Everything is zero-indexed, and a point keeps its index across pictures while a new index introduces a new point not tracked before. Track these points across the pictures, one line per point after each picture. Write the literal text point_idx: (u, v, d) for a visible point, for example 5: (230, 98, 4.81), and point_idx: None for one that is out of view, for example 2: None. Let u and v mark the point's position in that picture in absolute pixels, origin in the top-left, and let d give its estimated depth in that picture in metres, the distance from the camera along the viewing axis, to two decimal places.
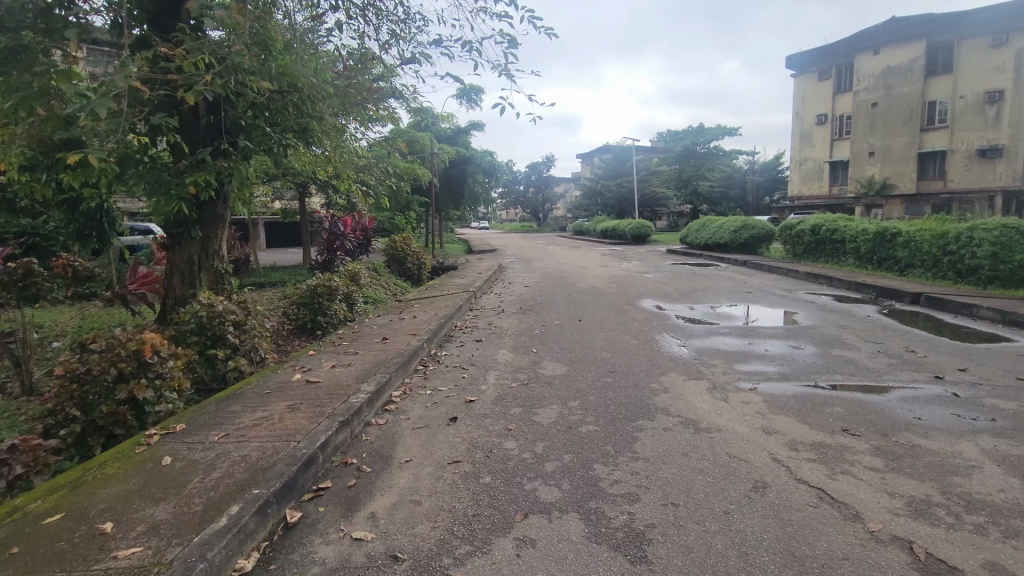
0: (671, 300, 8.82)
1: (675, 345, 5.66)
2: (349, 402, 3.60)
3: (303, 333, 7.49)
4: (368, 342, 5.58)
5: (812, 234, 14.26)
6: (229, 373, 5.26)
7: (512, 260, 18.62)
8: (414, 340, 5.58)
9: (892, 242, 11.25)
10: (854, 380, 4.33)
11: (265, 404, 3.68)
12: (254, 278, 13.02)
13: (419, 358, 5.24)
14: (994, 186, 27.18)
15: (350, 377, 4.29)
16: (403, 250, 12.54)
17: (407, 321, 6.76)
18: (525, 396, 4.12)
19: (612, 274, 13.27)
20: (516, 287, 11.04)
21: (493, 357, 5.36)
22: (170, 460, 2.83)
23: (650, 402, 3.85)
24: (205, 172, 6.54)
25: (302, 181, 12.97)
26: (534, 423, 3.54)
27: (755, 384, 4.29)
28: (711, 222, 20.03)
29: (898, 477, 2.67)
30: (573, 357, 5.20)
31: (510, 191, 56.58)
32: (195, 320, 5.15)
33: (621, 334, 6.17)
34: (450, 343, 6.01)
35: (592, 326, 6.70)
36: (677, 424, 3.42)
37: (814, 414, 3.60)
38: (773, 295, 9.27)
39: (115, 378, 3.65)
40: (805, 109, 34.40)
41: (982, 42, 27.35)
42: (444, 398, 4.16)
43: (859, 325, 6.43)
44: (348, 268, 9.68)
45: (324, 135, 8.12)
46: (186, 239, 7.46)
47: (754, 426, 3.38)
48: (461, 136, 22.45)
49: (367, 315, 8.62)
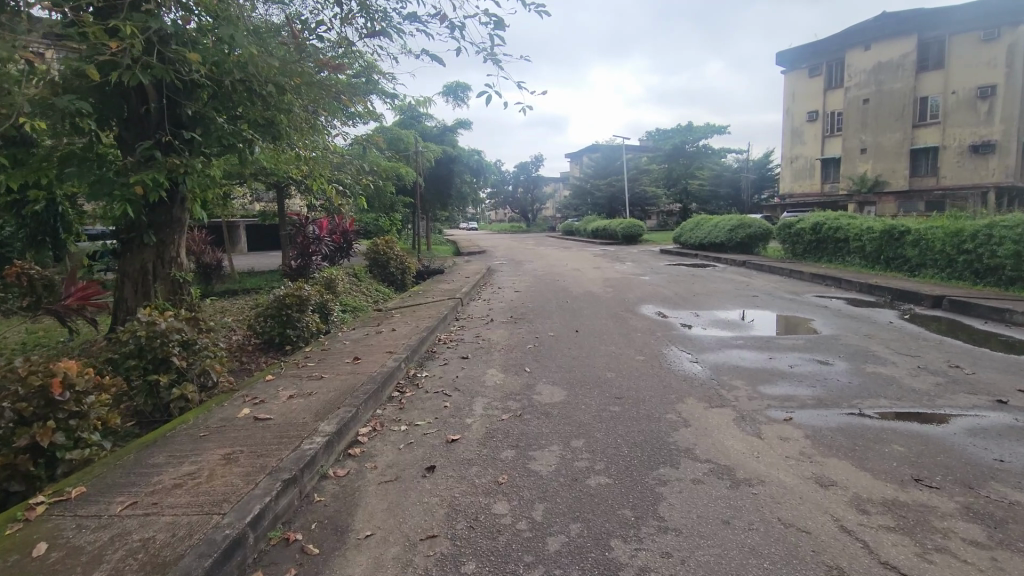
0: (673, 306, 8.19)
1: (687, 362, 5.01)
2: (299, 451, 2.90)
3: (270, 348, 6.79)
4: (337, 363, 4.87)
5: (813, 233, 13.71)
6: (174, 403, 4.51)
7: (501, 263, 17.95)
8: (390, 360, 4.87)
9: (900, 241, 10.71)
10: (904, 407, 3.69)
11: (197, 454, 2.96)
12: (228, 285, 12.24)
13: (395, 382, 4.54)
14: (986, 182, 26.91)
15: (307, 412, 3.58)
16: (386, 254, 11.80)
17: (384, 336, 6.05)
18: (518, 433, 3.44)
19: (607, 276, 12.65)
20: (506, 292, 10.37)
21: (480, 378, 4.67)
22: (46, 549, 2.11)
23: (671, 440, 3.19)
24: (154, 169, 5.77)
25: (278, 181, 12.21)
26: (531, 474, 2.86)
27: (790, 413, 3.64)
28: (706, 221, 19.48)
29: (1014, 560, 2.03)
30: (572, 379, 4.53)
31: (498, 191, 55.87)
32: (133, 342, 4.39)
33: (625, 348, 5.51)
34: (431, 361, 5.31)
35: (591, 338, 6.05)
36: (708, 474, 2.76)
37: (872, 455, 2.96)
38: (781, 299, 8.66)
39: (12, 423, 2.85)
40: (796, 106, 34.01)
41: (973, 38, 27.09)
42: (420, 437, 3.46)
43: (886, 334, 5.83)
44: (324, 275, 8.92)
45: (293, 130, 7.38)
46: (138, 245, 6.73)
47: (805, 475, 2.73)
48: (447, 134, 21.76)
49: (343, 326, 7.91)
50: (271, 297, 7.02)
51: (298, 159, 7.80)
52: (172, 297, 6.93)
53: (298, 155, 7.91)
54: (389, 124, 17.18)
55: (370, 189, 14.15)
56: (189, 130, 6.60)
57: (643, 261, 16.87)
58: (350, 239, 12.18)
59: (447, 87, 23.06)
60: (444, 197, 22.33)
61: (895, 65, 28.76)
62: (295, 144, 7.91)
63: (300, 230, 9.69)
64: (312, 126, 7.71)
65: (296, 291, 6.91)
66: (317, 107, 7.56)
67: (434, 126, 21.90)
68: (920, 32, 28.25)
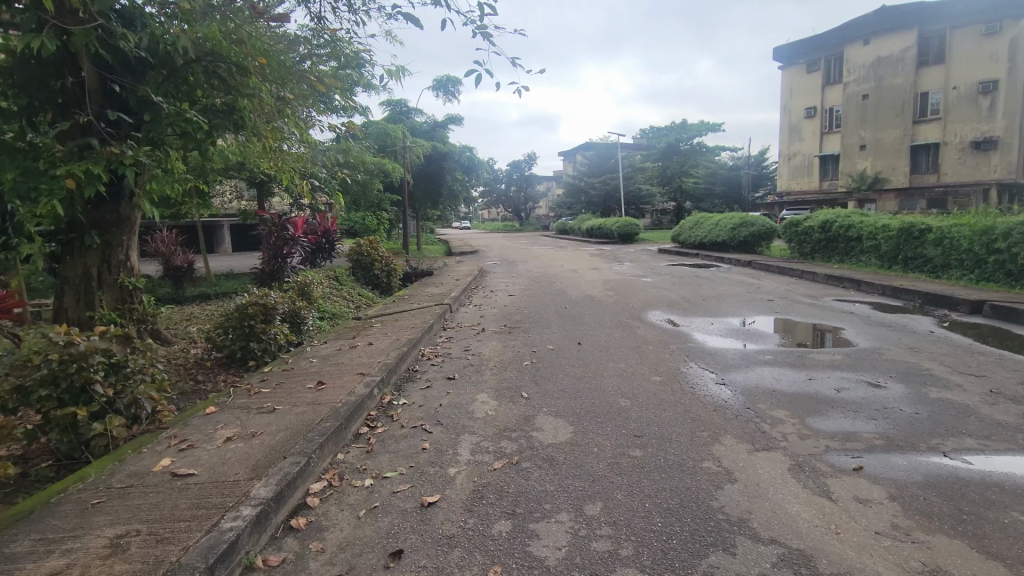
0: (683, 312, 7.44)
1: (711, 383, 4.27)
2: (214, 536, 2.12)
3: (232, 363, 6.02)
4: (297, 389, 4.06)
5: (822, 231, 13.03)
6: (97, 443, 3.65)
7: (494, 263, 17.19)
8: (360, 385, 4.07)
9: (920, 240, 10.02)
10: (997, 450, 2.94)
11: (77, 539, 2.16)
12: (200, 288, 11.45)
13: (365, 415, 3.75)
14: (989, 179, 26.34)
15: (243, 464, 2.79)
16: (370, 255, 11.02)
17: (358, 351, 5.25)
18: (515, 491, 2.67)
19: (607, 278, 11.93)
20: (499, 296, 9.60)
21: (467, 407, 3.90)
22: None
23: (716, 507, 2.43)
24: (88, 161, 4.92)
25: (253, 176, 11.43)
26: (534, 564, 2.09)
27: (858, 459, 2.88)
28: (707, 219, 18.77)
29: None
30: (579, 408, 3.76)
31: (490, 190, 55.06)
32: (43, 368, 3.50)
33: (637, 365, 4.75)
34: (411, 384, 4.52)
35: (597, 352, 5.31)
36: (778, 566, 2.00)
37: (990, 530, 2.21)
38: (798, 304, 7.94)
39: None
40: (794, 102, 33.41)
41: (975, 31, 26.54)
42: (387, 497, 2.67)
43: (934, 347, 5.09)
44: (298, 279, 8.11)
45: (262, 122, 6.58)
46: (80, 247, 5.86)
47: (912, 569, 1.98)
48: (438, 130, 21.01)
49: (318, 337, 7.15)
50: (232, 305, 6.21)
51: (268, 155, 6.98)
52: (120, 306, 6.09)
53: (266, 151, 7.09)
54: (375, 119, 16.42)
55: (351, 186, 13.34)
56: (138, 115, 5.75)
57: (643, 261, 16.15)
58: (333, 240, 11.43)
59: (438, 80, 22.34)
60: (435, 195, 21.56)
61: (894, 60, 28.20)
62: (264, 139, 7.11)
63: (273, 227, 8.75)
64: (288, 117, 6.92)
65: (261, 298, 6.12)
66: (286, 92, 6.75)
67: (424, 122, 21.13)
68: (920, 26, 27.68)
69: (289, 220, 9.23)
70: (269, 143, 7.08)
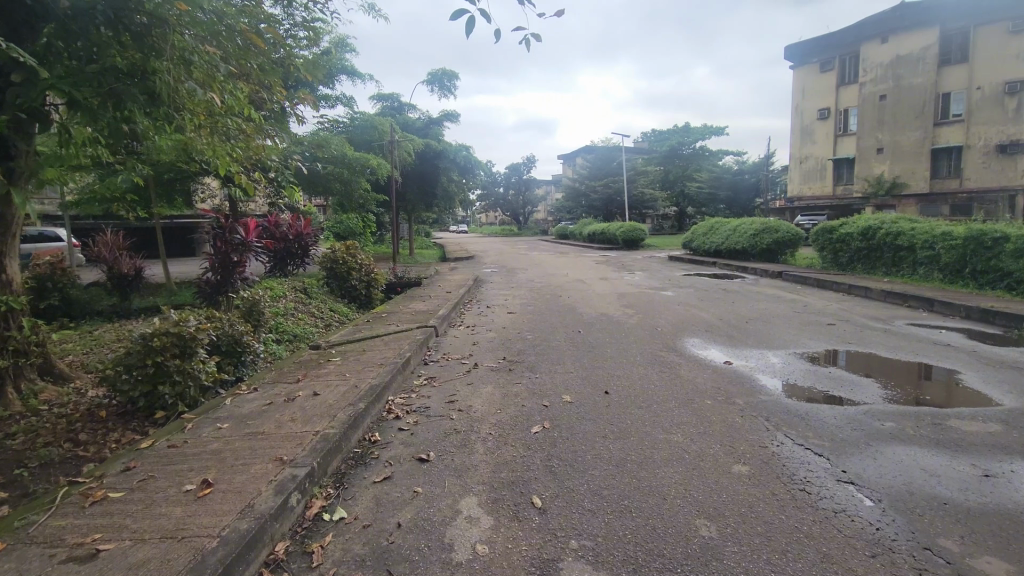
0: (729, 341, 5.91)
1: (831, 483, 2.71)
2: None
3: (134, 414, 4.43)
4: (163, 497, 2.46)
5: (862, 239, 11.55)
6: None
7: (491, 271, 15.68)
8: (268, 491, 2.49)
9: (994, 250, 8.54)
10: None
11: None
12: (151, 299, 9.90)
13: (261, 556, 2.17)
14: (1016, 185, 24.82)
15: None
16: (346, 263, 9.47)
17: (294, 407, 3.68)
18: None
19: (620, 291, 10.41)
20: (496, 314, 8.06)
21: (441, 535, 2.33)
22: None
23: None
24: None
25: (212, 170, 9.94)
26: None
27: None
28: (724, 225, 17.29)
29: None
30: (636, 545, 2.20)
31: (488, 193, 53.55)
32: None
33: (699, 440, 3.22)
34: (360, 473, 2.95)
35: (636, 412, 3.76)
36: None
37: None
38: (869, 330, 6.42)
39: None
40: (806, 104, 32.01)
41: (1001, 28, 25.09)
42: None
43: None
44: (248, 293, 6.54)
45: (197, 102, 4.92)
46: None
47: None
48: (431, 127, 19.59)
49: (260, 371, 5.57)
50: (137, 332, 4.61)
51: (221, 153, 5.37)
52: None
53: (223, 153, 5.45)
54: (361, 111, 15.01)
55: (302, 175, 12.28)
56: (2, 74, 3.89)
57: (655, 270, 14.61)
58: (308, 243, 10.38)
59: (432, 74, 20.91)
60: (429, 196, 20.06)
61: (914, 59, 26.88)
62: (210, 127, 5.50)
63: (219, 233, 6.99)
64: (235, 97, 5.21)
65: (179, 324, 4.57)
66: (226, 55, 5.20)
67: (417, 118, 19.69)
68: (941, 23, 26.33)
69: (241, 222, 7.51)
70: (210, 124, 5.56)
